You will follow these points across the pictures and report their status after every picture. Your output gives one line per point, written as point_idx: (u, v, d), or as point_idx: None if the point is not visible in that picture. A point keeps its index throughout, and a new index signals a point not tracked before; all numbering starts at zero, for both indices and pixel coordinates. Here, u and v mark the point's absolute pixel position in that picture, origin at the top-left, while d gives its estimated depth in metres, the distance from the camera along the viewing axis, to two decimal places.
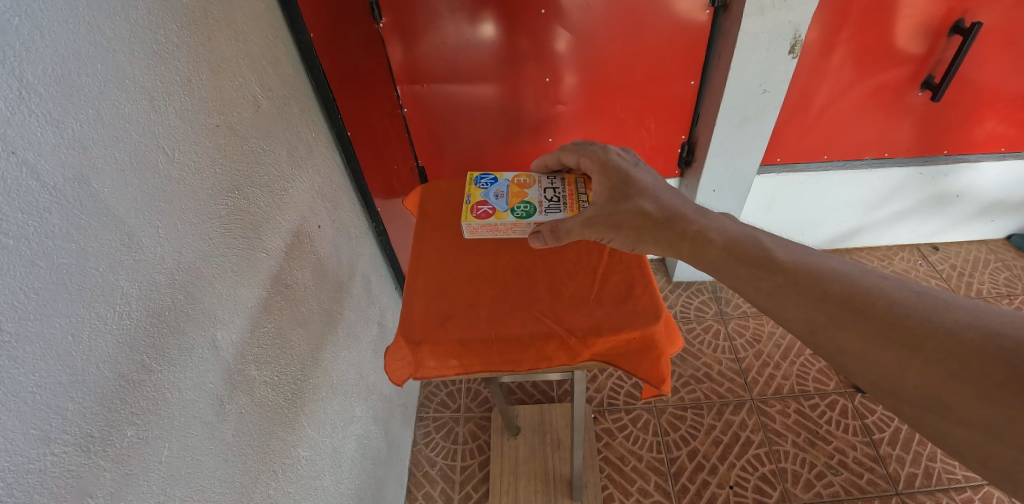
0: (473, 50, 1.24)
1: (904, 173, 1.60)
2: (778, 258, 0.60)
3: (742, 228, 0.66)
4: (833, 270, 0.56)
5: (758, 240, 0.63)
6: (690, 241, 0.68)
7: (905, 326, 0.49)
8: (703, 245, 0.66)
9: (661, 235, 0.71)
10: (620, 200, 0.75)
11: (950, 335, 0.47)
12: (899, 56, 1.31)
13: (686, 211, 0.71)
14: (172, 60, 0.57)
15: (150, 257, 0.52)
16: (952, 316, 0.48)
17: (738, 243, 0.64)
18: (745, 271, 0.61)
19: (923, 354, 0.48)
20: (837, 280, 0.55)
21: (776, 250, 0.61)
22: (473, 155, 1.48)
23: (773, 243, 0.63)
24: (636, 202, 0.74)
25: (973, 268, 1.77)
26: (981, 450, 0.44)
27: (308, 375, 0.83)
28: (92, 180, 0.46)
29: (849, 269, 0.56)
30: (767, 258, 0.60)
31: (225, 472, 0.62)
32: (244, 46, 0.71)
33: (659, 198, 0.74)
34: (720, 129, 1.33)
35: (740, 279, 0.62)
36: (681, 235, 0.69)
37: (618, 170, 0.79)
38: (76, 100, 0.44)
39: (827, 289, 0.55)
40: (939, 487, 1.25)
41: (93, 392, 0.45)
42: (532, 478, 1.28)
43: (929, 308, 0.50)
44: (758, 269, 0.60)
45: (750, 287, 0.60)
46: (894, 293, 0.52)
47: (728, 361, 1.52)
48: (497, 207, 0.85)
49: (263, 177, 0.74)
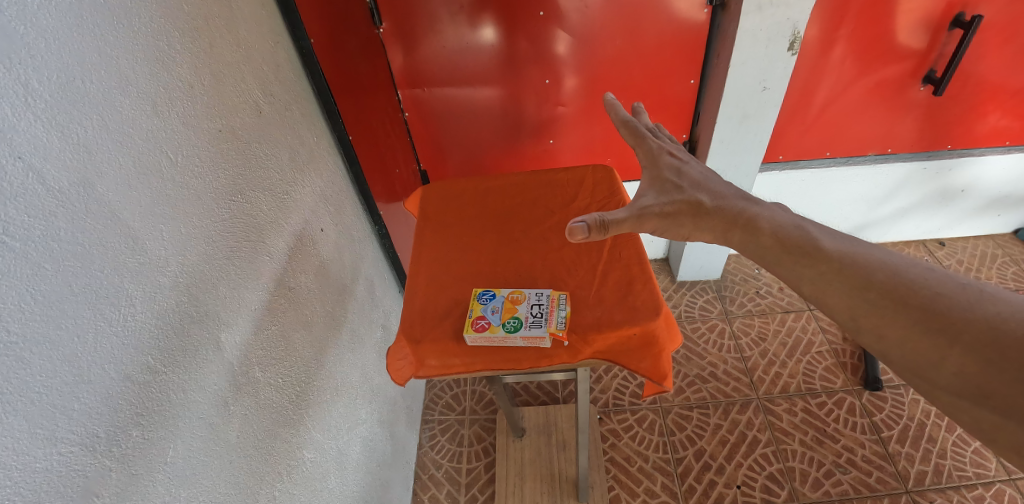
0: (473, 53, 1.25)
1: (907, 168, 1.58)
2: (823, 246, 0.57)
3: (794, 218, 0.63)
4: (877, 259, 0.53)
5: (805, 229, 0.60)
6: (742, 227, 0.65)
7: (946, 316, 0.46)
8: (754, 232, 0.63)
9: (715, 223, 0.68)
10: (674, 192, 0.73)
11: (992, 327, 0.43)
12: (900, 51, 1.30)
13: (740, 200, 0.69)
14: (174, 67, 0.57)
15: (154, 259, 0.52)
16: (996, 309, 0.44)
17: (786, 231, 0.61)
18: (789, 259, 0.59)
19: (962, 342, 0.44)
20: (882, 269, 0.52)
21: (823, 239, 0.58)
22: (475, 157, 1.48)
23: (820, 232, 0.60)
24: (692, 195, 0.72)
25: (981, 263, 1.75)
26: (1015, 438, 0.40)
27: (311, 377, 0.84)
28: (96, 184, 0.46)
29: (894, 260, 0.53)
30: (812, 246, 0.58)
31: (230, 473, 0.62)
32: (246, 52, 0.72)
33: (713, 191, 0.72)
34: (720, 127, 1.32)
35: (784, 268, 0.59)
36: (734, 222, 0.66)
37: (670, 166, 0.79)
38: (82, 107, 0.45)
39: (870, 277, 0.52)
40: (950, 485, 1.23)
41: (99, 393, 0.46)
42: (538, 480, 1.28)
43: (973, 300, 0.46)
44: (802, 257, 0.57)
45: (793, 275, 0.58)
46: (939, 284, 0.48)
47: (733, 360, 1.51)
48: (494, 319, 0.74)
49: (265, 181, 0.75)
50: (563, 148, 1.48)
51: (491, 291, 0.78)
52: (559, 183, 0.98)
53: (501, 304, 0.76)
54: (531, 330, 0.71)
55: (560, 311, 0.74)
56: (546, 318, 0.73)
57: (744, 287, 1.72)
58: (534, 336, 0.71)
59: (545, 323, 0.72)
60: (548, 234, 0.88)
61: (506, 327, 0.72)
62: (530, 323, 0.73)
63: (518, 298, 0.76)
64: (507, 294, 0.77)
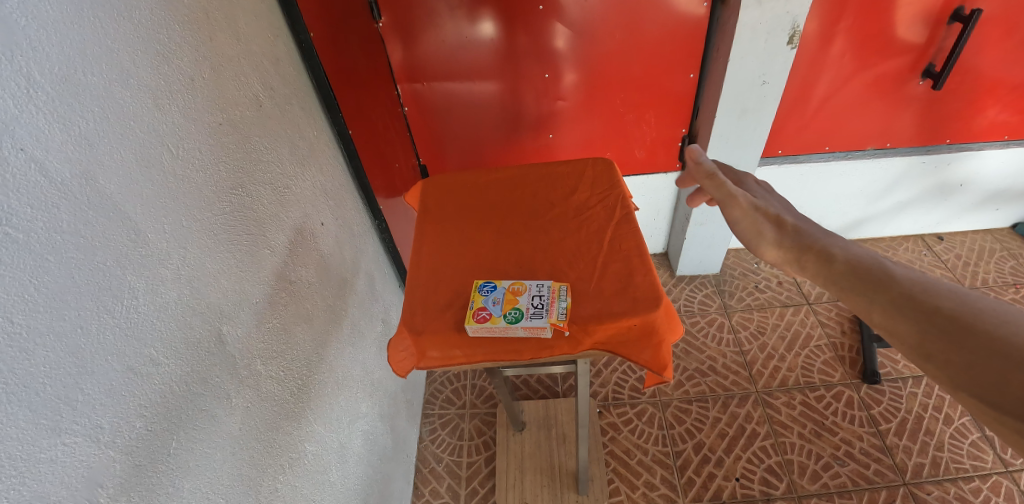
0: (472, 47, 1.25)
1: (906, 162, 1.58)
2: (896, 275, 0.53)
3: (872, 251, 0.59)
4: (954, 293, 0.49)
5: (884, 261, 0.56)
6: (815, 252, 0.60)
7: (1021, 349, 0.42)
8: (827, 257, 0.59)
9: (789, 242, 0.63)
10: (751, 204, 0.69)
11: None
12: (899, 45, 1.30)
13: (819, 228, 0.64)
14: (175, 60, 0.57)
15: (156, 252, 0.53)
16: None
17: (862, 260, 0.56)
18: (860, 285, 0.54)
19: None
20: (956, 303, 0.48)
21: (899, 271, 0.54)
22: (475, 152, 1.48)
23: (899, 265, 0.55)
24: (769, 211, 0.68)
25: (979, 258, 1.73)
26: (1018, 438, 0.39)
27: (313, 370, 0.84)
28: (98, 176, 0.47)
29: (973, 294, 0.48)
30: (885, 275, 0.53)
31: (233, 465, 0.63)
32: (246, 46, 0.72)
33: (793, 214, 0.68)
34: (720, 121, 1.32)
35: (852, 295, 0.55)
36: (808, 245, 0.61)
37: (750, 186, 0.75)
38: (84, 100, 0.45)
39: (940, 308, 0.48)
40: (947, 477, 1.24)
41: (103, 384, 0.46)
42: (539, 473, 1.29)
43: None
44: (873, 284, 0.53)
45: (861, 303, 0.54)
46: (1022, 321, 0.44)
47: (732, 354, 1.52)
48: (497, 310, 0.73)
49: (265, 174, 0.75)
50: (562, 143, 1.48)
51: (491, 282, 0.78)
52: (558, 176, 0.98)
53: (501, 296, 0.76)
54: (532, 320, 0.71)
55: (561, 303, 0.74)
56: (546, 308, 0.73)
57: (743, 282, 1.72)
58: (536, 326, 0.71)
59: (546, 314, 0.72)
60: (548, 226, 0.88)
61: (507, 318, 0.72)
62: (531, 314, 0.72)
63: (518, 289, 0.76)
64: (507, 286, 0.77)
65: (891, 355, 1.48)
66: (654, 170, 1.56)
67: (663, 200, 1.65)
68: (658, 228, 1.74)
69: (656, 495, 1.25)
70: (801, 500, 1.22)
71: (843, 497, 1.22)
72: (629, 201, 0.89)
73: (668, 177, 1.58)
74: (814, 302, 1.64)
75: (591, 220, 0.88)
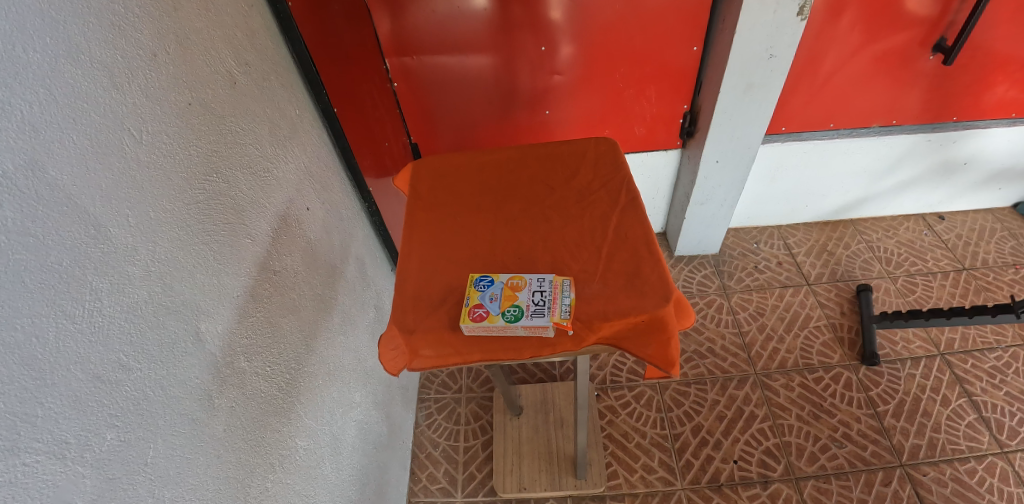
0: (465, 18, 1.18)
1: (912, 140, 1.54)
2: None
3: None
4: None
5: None
6: None
7: None
8: None
9: None
10: None
11: None
12: (911, 18, 1.25)
13: None
14: (134, 33, 0.52)
15: (120, 248, 0.48)
16: None
17: None
18: None
19: None
20: None
21: None
22: (468, 130, 1.42)
23: None
24: None
25: (980, 237, 1.70)
26: None
27: (301, 363, 0.81)
28: (47, 165, 0.42)
29: None
30: None
31: (217, 468, 0.59)
32: (216, 17, 0.66)
33: None
34: (724, 97, 1.26)
35: None
36: None
37: None
38: (25, 79, 0.40)
39: None
40: (943, 458, 1.24)
41: (65, 395, 0.42)
42: (536, 457, 1.27)
43: None
44: None
45: None
46: None
47: (731, 335, 1.51)
48: (492, 309, 0.69)
49: (243, 158, 0.69)
50: (559, 121, 1.42)
51: (489, 277, 0.74)
52: (558, 156, 0.93)
53: (499, 292, 0.72)
54: (533, 319, 0.67)
55: (564, 299, 0.70)
56: (548, 306, 0.69)
57: (743, 262, 1.70)
58: (536, 325, 0.67)
59: (548, 312, 0.68)
60: (548, 213, 0.84)
61: (505, 317, 0.68)
62: (531, 312, 0.68)
63: (518, 284, 0.72)
64: (505, 281, 0.73)
65: (890, 335, 1.47)
66: (653, 148, 1.51)
67: (662, 179, 1.61)
68: (656, 207, 1.71)
69: (654, 478, 1.25)
70: (798, 482, 1.22)
71: (840, 479, 1.22)
72: (634, 184, 0.85)
73: (667, 155, 1.53)
74: (813, 283, 1.63)
75: (593, 205, 0.84)
